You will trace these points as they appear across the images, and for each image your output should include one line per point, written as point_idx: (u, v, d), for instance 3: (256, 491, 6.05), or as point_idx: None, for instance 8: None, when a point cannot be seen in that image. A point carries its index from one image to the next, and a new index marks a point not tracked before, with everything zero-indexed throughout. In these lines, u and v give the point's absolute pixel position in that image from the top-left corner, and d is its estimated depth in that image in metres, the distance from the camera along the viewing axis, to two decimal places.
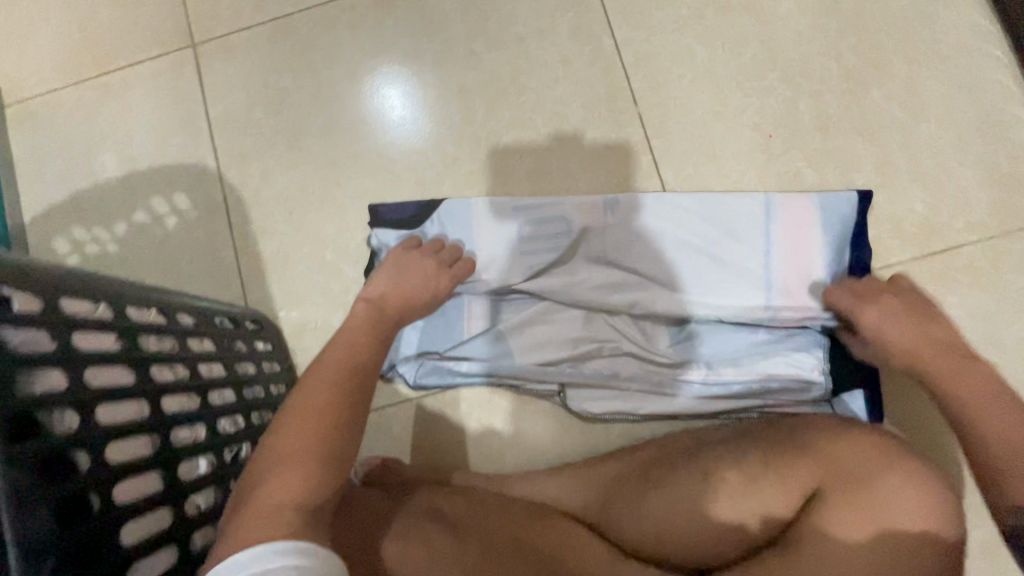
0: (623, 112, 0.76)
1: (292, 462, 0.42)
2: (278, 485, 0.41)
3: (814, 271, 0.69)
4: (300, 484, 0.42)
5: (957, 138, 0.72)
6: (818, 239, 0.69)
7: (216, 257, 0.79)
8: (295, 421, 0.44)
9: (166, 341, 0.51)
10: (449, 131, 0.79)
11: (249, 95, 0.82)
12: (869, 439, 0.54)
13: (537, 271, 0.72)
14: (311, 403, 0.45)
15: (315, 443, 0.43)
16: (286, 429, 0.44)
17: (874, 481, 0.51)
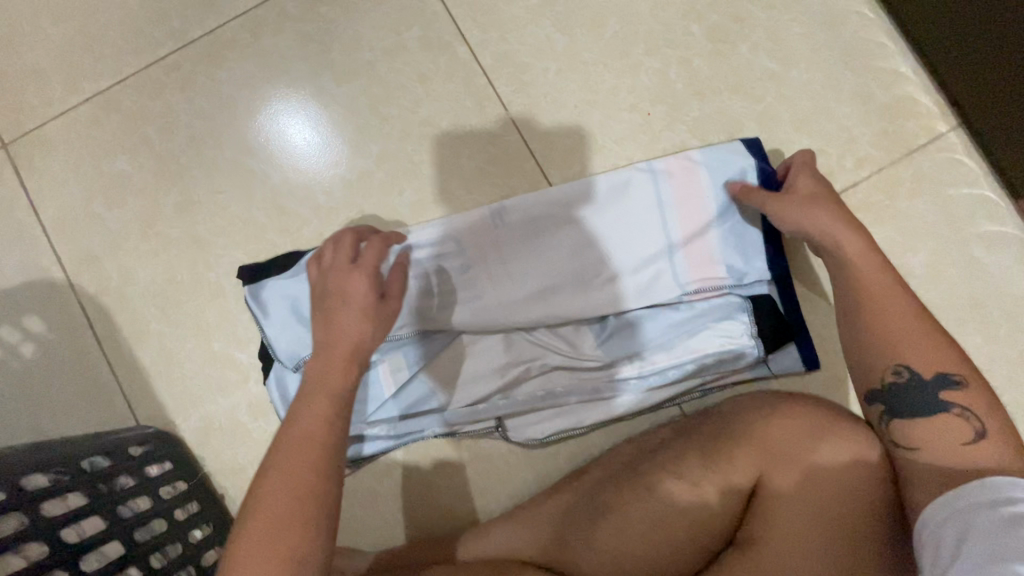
0: (495, 120, 0.71)
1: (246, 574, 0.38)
2: None
3: (710, 239, 0.67)
4: None
5: (829, 76, 0.70)
6: (709, 206, 0.67)
7: (88, 378, 0.69)
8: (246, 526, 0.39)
9: (8, 520, 0.43)
10: (316, 179, 0.72)
11: (85, 188, 0.72)
12: (793, 414, 0.54)
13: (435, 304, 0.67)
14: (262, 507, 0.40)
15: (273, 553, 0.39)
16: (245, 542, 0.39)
17: (812, 458, 0.51)
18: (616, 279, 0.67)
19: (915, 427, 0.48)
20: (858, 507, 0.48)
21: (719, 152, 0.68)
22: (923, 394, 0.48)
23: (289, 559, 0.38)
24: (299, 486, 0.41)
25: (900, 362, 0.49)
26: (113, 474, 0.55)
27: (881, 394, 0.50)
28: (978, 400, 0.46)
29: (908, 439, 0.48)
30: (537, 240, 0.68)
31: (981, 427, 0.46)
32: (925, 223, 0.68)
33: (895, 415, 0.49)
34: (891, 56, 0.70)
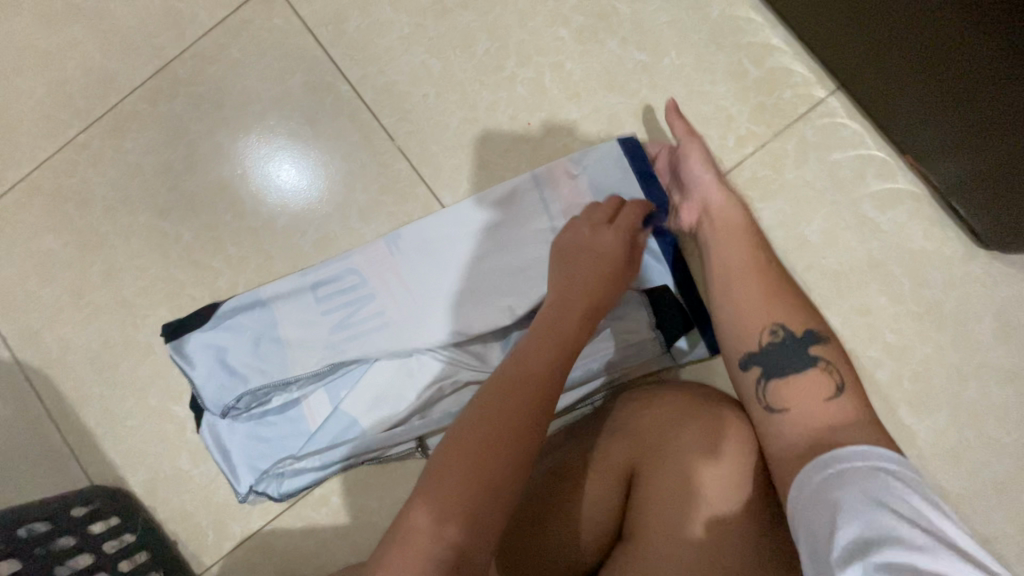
0: (384, 150, 0.74)
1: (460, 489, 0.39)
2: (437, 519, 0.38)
3: None
4: (466, 521, 0.38)
5: (700, 59, 0.71)
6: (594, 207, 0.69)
7: (42, 446, 0.74)
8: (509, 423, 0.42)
9: None
10: (225, 232, 0.75)
11: (18, 269, 0.77)
12: (663, 402, 0.56)
13: (345, 337, 0.70)
14: (505, 415, 0.42)
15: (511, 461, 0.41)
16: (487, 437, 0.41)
17: (684, 445, 0.51)
18: (515, 291, 0.68)
19: (788, 387, 0.50)
20: (732, 491, 0.49)
21: (604, 153, 0.69)
22: (794, 352, 0.52)
23: (470, 499, 0.39)
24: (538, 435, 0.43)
25: (775, 321, 0.53)
26: (50, 535, 0.61)
27: (759, 356, 0.53)
28: (835, 356, 0.51)
29: (780, 399, 0.50)
30: (435, 265, 0.70)
31: (840, 379, 0.49)
32: (815, 191, 0.68)
33: (771, 376, 0.52)
34: (761, 30, 0.70)
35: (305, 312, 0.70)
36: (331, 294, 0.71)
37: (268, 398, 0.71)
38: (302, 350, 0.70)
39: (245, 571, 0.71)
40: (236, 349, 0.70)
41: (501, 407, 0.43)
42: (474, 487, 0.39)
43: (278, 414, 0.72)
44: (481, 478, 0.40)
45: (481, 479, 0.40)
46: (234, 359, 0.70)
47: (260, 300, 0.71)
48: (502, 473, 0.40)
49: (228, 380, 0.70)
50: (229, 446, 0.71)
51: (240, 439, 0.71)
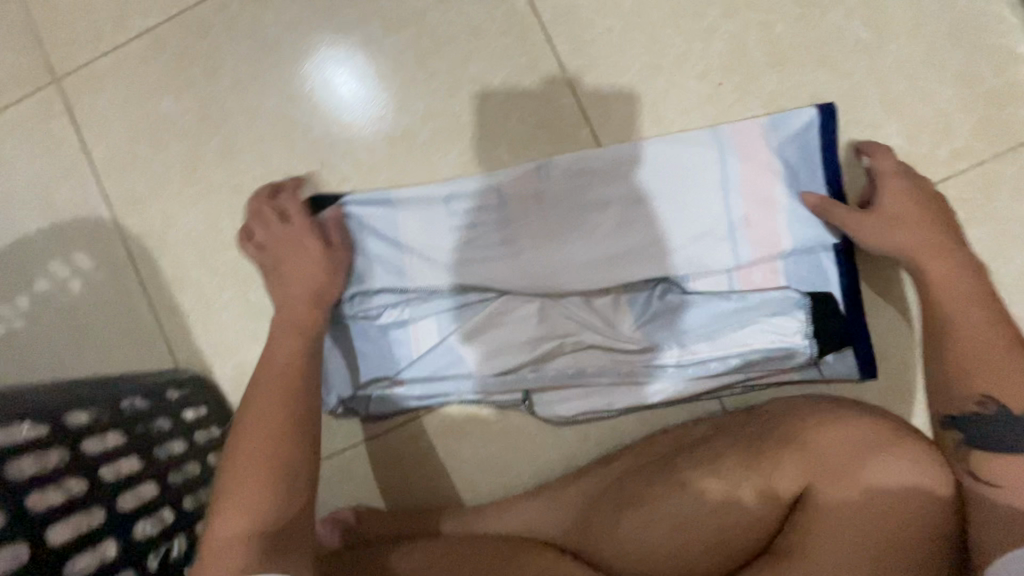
0: (550, 81, 0.67)
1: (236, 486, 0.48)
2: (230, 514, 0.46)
3: (775, 216, 0.62)
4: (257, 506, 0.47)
5: (931, 52, 0.62)
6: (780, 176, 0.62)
7: (132, 318, 0.71)
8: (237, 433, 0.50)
9: (50, 455, 0.44)
10: (360, 134, 0.69)
11: (131, 127, 0.72)
12: (844, 420, 0.51)
13: (470, 257, 0.65)
14: (249, 426, 0.50)
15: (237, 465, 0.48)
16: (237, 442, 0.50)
17: (876, 478, 0.47)
18: (668, 250, 0.63)
19: (999, 464, 0.45)
20: (913, 527, 0.45)
21: (803, 131, 0.62)
22: (1014, 430, 0.45)
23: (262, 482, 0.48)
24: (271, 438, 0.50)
25: (985, 394, 0.47)
26: (152, 415, 0.57)
27: (962, 422, 0.48)
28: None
29: (989, 474, 0.45)
30: (585, 207, 0.64)
31: None
32: (1021, 230, 0.61)
33: (977, 446, 0.47)
34: (1010, 35, 0.61)
35: (433, 222, 0.66)
36: (466, 214, 0.65)
37: (378, 310, 0.66)
38: (425, 268, 0.65)
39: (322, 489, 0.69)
40: (358, 249, 0.66)
41: (258, 429, 0.50)
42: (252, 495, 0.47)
43: (381, 332, 0.67)
44: (257, 484, 0.48)
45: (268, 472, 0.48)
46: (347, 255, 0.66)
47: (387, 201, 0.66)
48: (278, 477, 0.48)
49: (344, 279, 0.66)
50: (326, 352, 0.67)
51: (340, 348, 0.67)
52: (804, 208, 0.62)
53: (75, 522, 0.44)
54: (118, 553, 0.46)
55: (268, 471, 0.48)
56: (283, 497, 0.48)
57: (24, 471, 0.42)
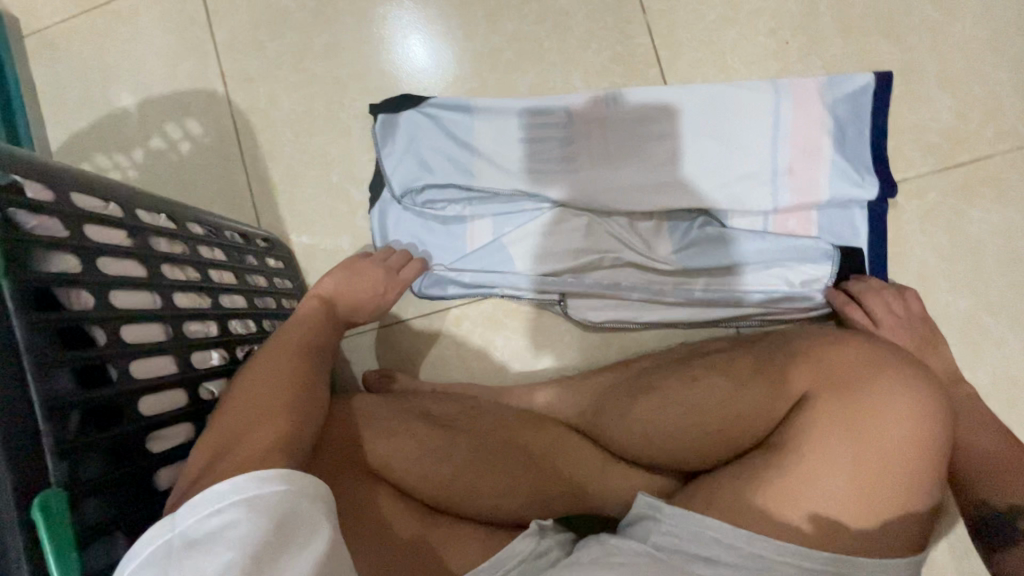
0: (629, 20, 0.73)
1: (255, 421, 0.43)
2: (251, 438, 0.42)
3: (818, 166, 0.67)
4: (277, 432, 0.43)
5: (991, 38, 0.67)
6: (829, 130, 0.67)
7: (228, 181, 0.81)
8: (248, 383, 0.46)
9: (177, 244, 0.54)
10: (451, 47, 0.77)
11: (253, 15, 0.81)
12: (854, 347, 0.56)
13: (532, 167, 0.71)
14: (264, 375, 0.47)
15: (264, 402, 0.45)
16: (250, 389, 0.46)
17: (879, 395, 0.51)
18: (713, 183, 0.68)
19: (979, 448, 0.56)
20: (909, 445, 0.50)
21: (857, 98, 0.67)
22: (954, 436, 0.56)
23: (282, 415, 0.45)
24: (300, 393, 0.47)
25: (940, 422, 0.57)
26: (246, 249, 0.66)
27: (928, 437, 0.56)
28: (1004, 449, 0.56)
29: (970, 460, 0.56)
30: (644, 138, 0.70)
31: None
32: None
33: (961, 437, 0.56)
34: None
35: (504, 131, 0.72)
36: (535, 129, 0.72)
37: (442, 202, 0.73)
38: (489, 170, 0.72)
39: (367, 353, 0.77)
40: (434, 146, 0.73)
41: (272, 372, 0.47)
42: (271, 393, 0.46)
43: (441, 222, 0.74)
44: (277, 412, 0.45)
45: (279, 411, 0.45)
46: (422, 148, 0.73)
47: (465, 107, 0.74)
48: (291, 389, 0.47)
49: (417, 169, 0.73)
50: (390, 232, 0.75)
51: (403, 229, 0.75)
52: (848, 166, 0.66)
53: (193, 298, 0.52)
54: (218, 332, 0.54)
55: (281, 407, 0.45)
56: (295, 410, 0.46)
57: (161, 246, 0.51)
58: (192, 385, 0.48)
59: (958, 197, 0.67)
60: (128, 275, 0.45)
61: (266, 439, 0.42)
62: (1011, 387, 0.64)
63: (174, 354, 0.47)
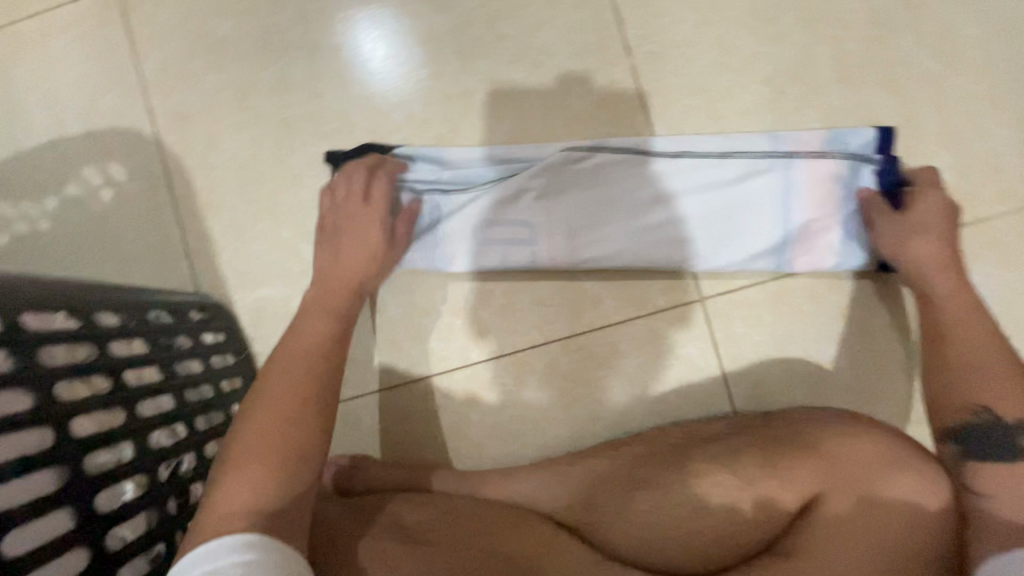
0: (614, 61, 0.67)
1: (242, 472, 0.40)
2: (234, 492, 0.39)
3: (829, 212, 0.62)
4: (263, 484, 0.40)
5: (996, 92, 0.63)
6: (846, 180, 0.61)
7: (160, 235, 0.70)
8: (250, 418, 0.43)
9: (80, 348, 0.44)
10: (417, 86, 0.69)
11: (186, 43, 0.71)
12: (873, 442, 0.50)
13: (513, 210, 0.63)
14: (263, 408, 0.43)
15: (261, 446, 0.41)
16: (250, 424, 0.43)
17: (893, 496, 0.47)
18: (715, 228, 0.63)
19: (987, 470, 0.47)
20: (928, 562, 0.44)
21: (868, 161, 0.60)
22: (1002, 438, 0.47)
23: (276, 460, 0.41)
24: (298, 423, 0.43)
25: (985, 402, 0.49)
26: (175, 331, 0.56)
27: (961, 432, 0.49)
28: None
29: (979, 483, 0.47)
30: (638, 184, 0.63)
31: None
32: None
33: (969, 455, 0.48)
34: None
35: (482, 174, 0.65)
36: (517, 187, 0.63)
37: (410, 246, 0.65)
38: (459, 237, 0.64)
39: None
40: (397, 203, 0.64)
41: (273, 407, 0.43)
42: (268, 436, 0.42)
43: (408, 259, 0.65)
44: (268, 456, 0.41)
45: (275, 454, 0.41)
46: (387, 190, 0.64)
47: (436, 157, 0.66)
48: (280, 434, 0.42)
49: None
50: None
51: None
52: (852, 235, 0.62)
53: (100, 418, 0.42)
54: (135, 456, 0.44)
55: (273, 449, 0.41)
56: (289, 447, 0.42)
57: (56, 357, 0.41)
58: (97, 540, 0.38)
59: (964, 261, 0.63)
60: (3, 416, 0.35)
61: (244, 501, 0.39)
62: None
63: (71, 505, 0.37)
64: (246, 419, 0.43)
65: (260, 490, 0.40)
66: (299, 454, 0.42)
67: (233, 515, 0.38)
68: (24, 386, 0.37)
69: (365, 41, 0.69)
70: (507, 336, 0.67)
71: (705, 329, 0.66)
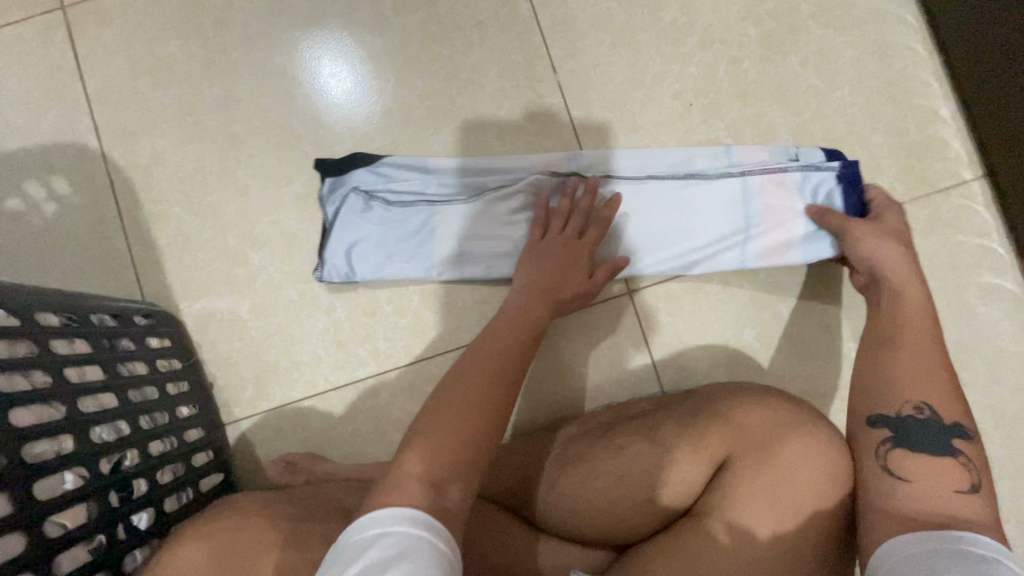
0: (540, 79, 0.73)
1: (432, 441, 0.45)
2: (427, 461, 0.43)
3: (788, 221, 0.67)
4: (445, 462, 0.44)
5: (870, 104, 0.72)
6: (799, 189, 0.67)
7: (104, 247, 0.71)
8: (444, 400, 0.48)
9: (19, 345, 0.45)
10: (359, 103, 0.73)
11: (132, 63, 0.73)
12: (775, 409, 0.56)
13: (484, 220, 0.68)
14: (487, 382, 0.49)
15: (471, 418, 0.46)
16: (455, 404, 0.47)
17: (789, 454, 0.52)
18: (678, 235, 0.68)
19: (916, 460, 0.49)
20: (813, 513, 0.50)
21: (822, 178, 0.67)
22: (931, 435, 0.50)
23: (463, 439, 0.45)
24: (500, 409, 0.48)
25: (922, 401, 0.52)
26: (118, 333, 0.58)
27: (892, 421, 0.52)
28: (977, 455, 0.50)
29: (902, 468, 0.49)
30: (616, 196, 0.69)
31: (978, 482, 0.48)
32: (931, 262, 0.71)
33: (900, 442, 0.50)
34: (933, 96, 0.72)
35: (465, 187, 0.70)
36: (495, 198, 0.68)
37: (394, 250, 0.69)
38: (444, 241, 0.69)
39: (274, 435, 0.70)
40: (387, 209, 0.69)
41: (475, 393, 0.48)
42: (479, 413, 0.47)
43: (389, 263, 0.69)
44: (451, 434, 0.45)
45: (460, 429, 0.46)
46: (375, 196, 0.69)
47: (422, 167, 0.71)
48: (465, 416, 0.46)
49: (366, 234, 0.69)
50: (333, 265, 0.69)
51: (351, 261, 0.69)
52: (818, 232, 0.67)
53: (40, 411, 0.44)
54: (76, 448, 0.45)
55: (459, 425, 0.46)
56: (490, 422, 0.47)
57: None
58: (35, 524, 0.40)
59: None
60: None
61: (436, 470, 0.43)
62: None
63: (9, 490, 0.39)
64: (444, 397, 0.48)
65: (442, 461, 0.44)
66: (480, 447, 0.46)
67: (411, 480, 0.42)
68: None
69: (319, 64, 0.74)
70: (449, 334, 0.71)
71: (631, 321, 0.71)
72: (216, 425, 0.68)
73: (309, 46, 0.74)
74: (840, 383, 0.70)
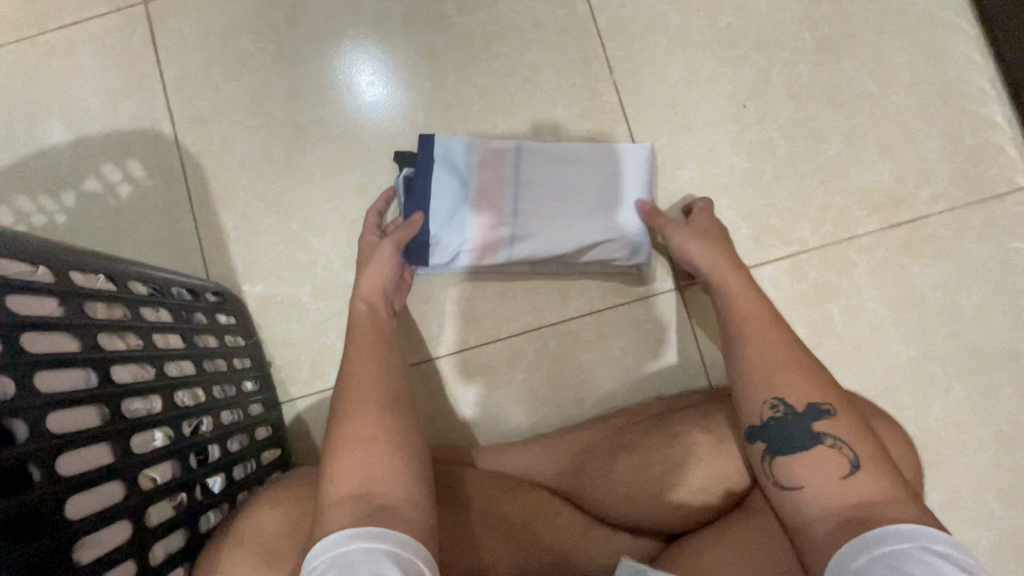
0: (597, 78, 0.75)
1: (343, 453, 0.44)
2: (343, 472, 0.43)
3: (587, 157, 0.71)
4: (359, 474, 0.42)
5: (924, 109, 0.73)
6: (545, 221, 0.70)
7: (174, 228, 0.75)
8: (342, 416, 0.47)
9: (117, 309, 0.48)
10: (419, 97, 0.76)
11: (207, 54, 0.77)
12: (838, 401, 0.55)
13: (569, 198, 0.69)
14: (352, 392, 0.48)
15: (374, 428, 0.45)
16: (349, 419, 0.46)
17: None
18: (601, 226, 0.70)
19: (799, 462, 0.45)
20: None
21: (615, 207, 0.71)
22: (796, 428, 0.45)
23: (382, 440, 0.45)
24: (390, 408, 0.47)
25: (773, 396, 0.47)
26: (193, 306, 0.60)
27: (760, 431, 0.47)
28: (848, 428, 0.45)
29: (793, 476, 0.45)
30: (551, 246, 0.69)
31: (854, 457, 0.43)
32: (984, 267, 0.70)
33: (777, 452, 0.46)
34: (989, 104, 0.72)
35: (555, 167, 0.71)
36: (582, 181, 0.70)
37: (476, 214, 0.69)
38: (538, 218, 0.69)
39: (328, 414, 0.72)
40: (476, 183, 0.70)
41: (367, 396, 0.48)
42: (369, 420, 0.46)
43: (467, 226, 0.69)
44: (362, 440, 0.44)
45: (367, 436, 0.45)
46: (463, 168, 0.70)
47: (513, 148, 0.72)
48: (366, 428, 0.45)
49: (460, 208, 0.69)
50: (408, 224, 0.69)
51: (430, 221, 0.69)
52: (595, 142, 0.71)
53: (135, 369, 0.47)
54: (164, 408, 0.48)
55: (364, 430, 0.45)
56: (391, 425, 0.46)
57: (97, 313, 0.45)
58: (133, 474, 0.42)
59: (903, 254, 0.71)
60: (59, 353, 0.39)
61: (353, 481, 0.42)
62: (949, 430, 0.69)
63: (112, 440, 0.41)
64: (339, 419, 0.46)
65: (361, 467, 0.43)
66: (395, 447, 0.45)
67: (338, 497, 0.41)
68: (72, 331, 0.41)
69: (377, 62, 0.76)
70: (500, 323, 0.73)
71: (681, 315, 0.72)
72: (275, 401, 0.70)
73: (345, 51, 0.77)
74: (895, 383, 0.70)
